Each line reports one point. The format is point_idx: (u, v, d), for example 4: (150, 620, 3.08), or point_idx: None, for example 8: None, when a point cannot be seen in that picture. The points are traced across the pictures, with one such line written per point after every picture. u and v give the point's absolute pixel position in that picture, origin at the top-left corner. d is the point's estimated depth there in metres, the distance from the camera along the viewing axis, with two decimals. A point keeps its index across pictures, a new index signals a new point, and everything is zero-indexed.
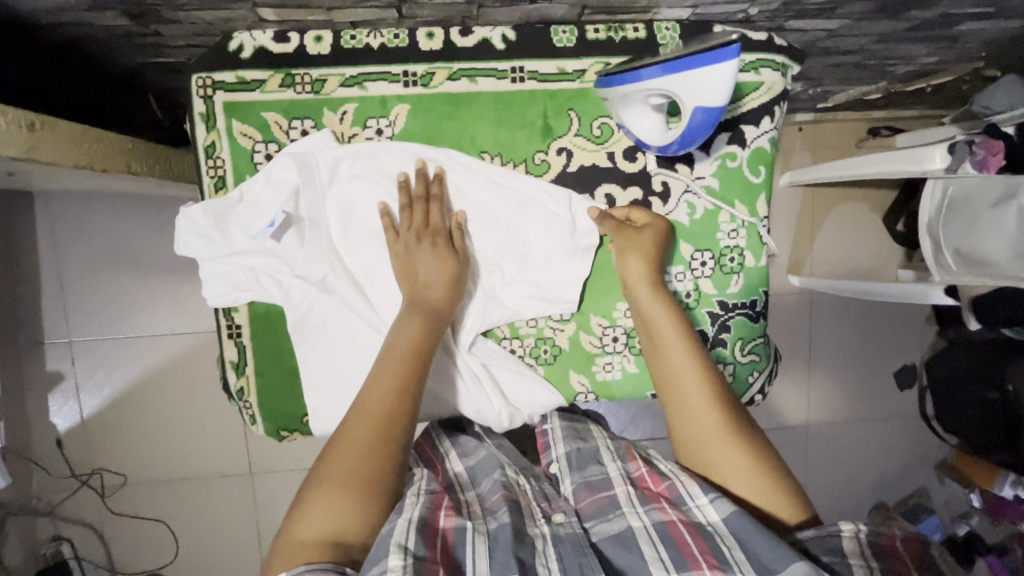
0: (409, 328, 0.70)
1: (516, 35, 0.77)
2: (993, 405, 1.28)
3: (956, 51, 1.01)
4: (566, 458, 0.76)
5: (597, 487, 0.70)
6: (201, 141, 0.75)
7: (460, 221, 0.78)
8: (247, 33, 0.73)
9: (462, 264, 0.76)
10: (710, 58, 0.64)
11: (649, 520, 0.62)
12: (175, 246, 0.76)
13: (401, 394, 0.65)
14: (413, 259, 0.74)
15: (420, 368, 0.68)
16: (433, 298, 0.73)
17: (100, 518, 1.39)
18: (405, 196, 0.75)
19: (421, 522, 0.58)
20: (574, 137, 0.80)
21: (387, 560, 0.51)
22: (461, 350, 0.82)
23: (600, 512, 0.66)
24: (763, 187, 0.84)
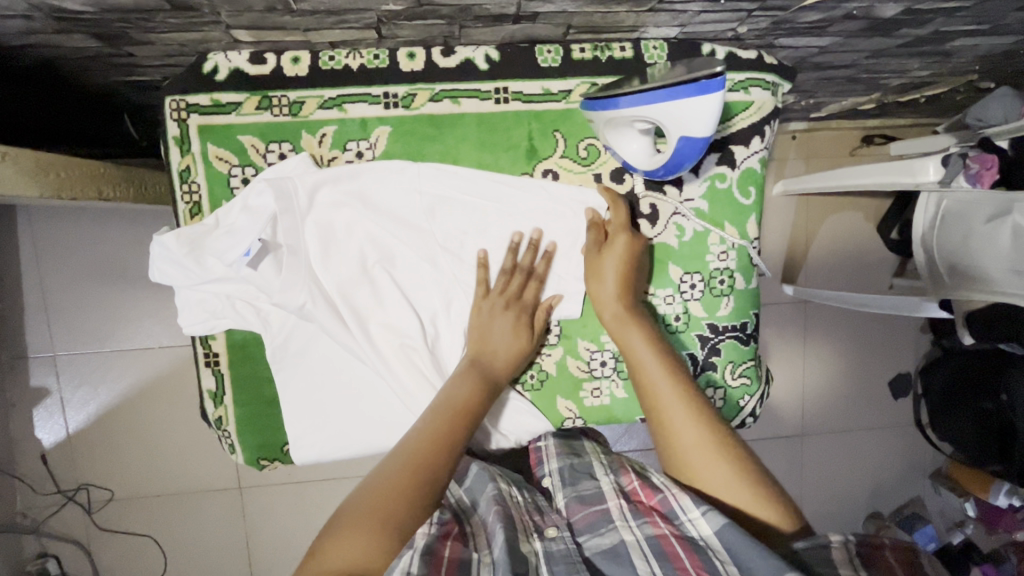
0: (463, 384, 0.70)
1: (499, 55, 0.75)
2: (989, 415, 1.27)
3: (949, 64, 0.99)
4: (558, 473, 0.75)
5: (589, 501, 0.68)
6: (175, 164, 0.73)
7: (551, 305, 0.79)
8: (222, 55, 0.71)
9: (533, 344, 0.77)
10: (694, 91, 0.63)
11: (641, 534, 0.60)
12: (149, 273, 0.73)
13: (444, 448, 0.64)
14: (490, 325, 0.75)
15: (470, 427, 0.67)
16: (495, 368, 0.73)
17: (87, 535, 1.37)
18: (513, 262, 0.77)
19: (427, 549, 0.57)
20: (560, 159, 0.78)
21: None
22: None
23: (591, 526, 0.64)
24: (753, 208, 0.82)
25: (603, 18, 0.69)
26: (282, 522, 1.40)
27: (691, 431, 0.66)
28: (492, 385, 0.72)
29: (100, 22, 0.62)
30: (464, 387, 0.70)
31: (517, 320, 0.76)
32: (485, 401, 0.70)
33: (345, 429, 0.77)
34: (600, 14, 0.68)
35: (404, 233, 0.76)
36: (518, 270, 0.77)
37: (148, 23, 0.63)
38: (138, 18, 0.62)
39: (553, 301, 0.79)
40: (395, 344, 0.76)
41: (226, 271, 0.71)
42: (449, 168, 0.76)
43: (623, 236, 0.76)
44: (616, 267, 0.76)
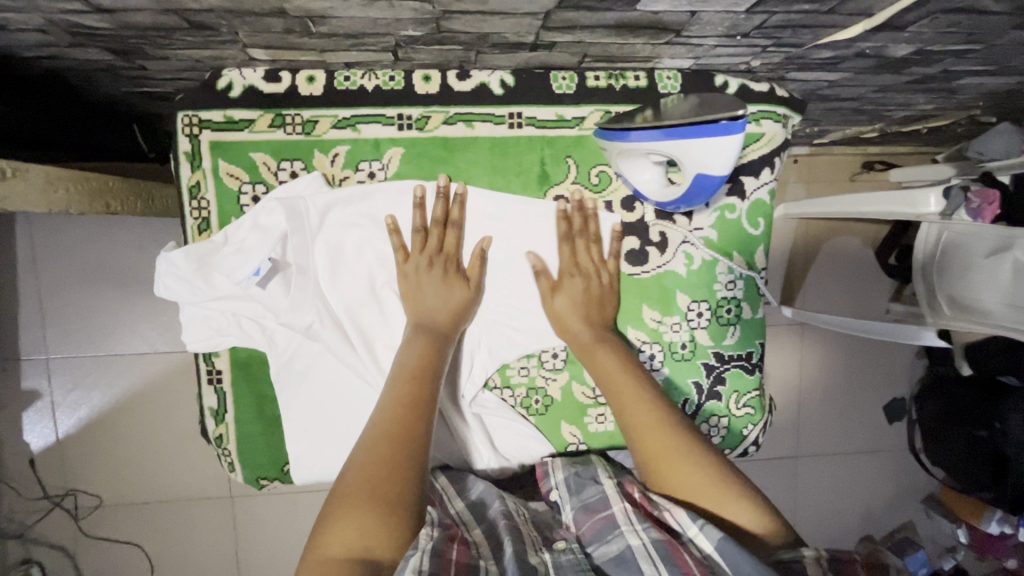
0: (415, 349, 0.71)
1: (514, 80, 0.75)
2: (982, 441, 1.29)
3: (954, 100, 1.01)
4: (564, 483, 0.74)
5: (595, 509, 0.67)
6: (186, 180, 0.72)
7: (483, 248, 0.76)
8: (236, 72, 0.71)
9: (472, 293, 0.75)
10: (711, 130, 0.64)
11: (647, 537, 0.60)
12: (154, 288, 0.72)
13: (414, 408, 0.65)
14: (419, 284, 0.73)
15: (430, 384, 0.68)
16: (439, 324, 0.73)
17: (73, 542, 1.34)
18: (422, 221, 0.73)
19: (434, 551, 0.56)
20: (571, 185, 0.78)
21: None
22: (462, 401, 0.80)
23: (599, 535, 0.63)
24: (761, 239, 0.83)
25: (619, 49, 0.70)
26: (274, 533, 1.38)
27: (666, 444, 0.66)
28: (443, 340, 0.72)
29: (117, 38, 0.62)
30: (418, 347, 0.70)
31: (445, 274, 0.74)
32: (439, 356, 0.71)
33: (348, 450, 0.77)
34: (617, 45, 0.69)
35: None
36: (436, 224, 0.74)
37: (165, 40, 0.63)
38: (155, 35, 0.61)
39: (484, 243, 0.76)
40: None
41: (235, 289, 0.70)
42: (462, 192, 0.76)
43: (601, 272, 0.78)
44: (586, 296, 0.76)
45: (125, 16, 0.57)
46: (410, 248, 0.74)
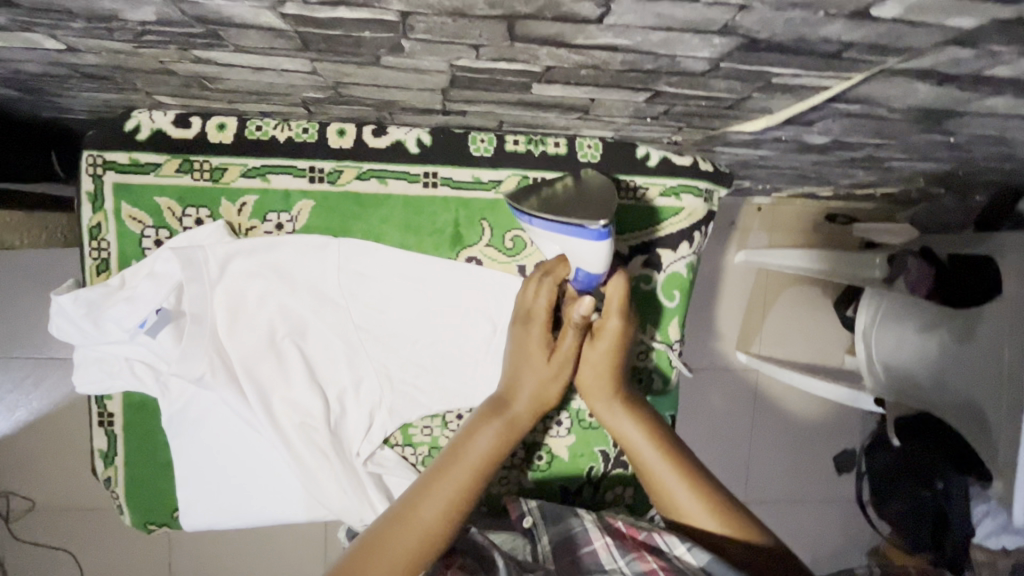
0: (488, 436, 0.66)
1: (431, 140, 0.74)
2: (925, 500, 1.22)
3: (894, 176, 1.00)
4: (539, 511, 0.74)
5: (576, 545, 0.69)
6: (86, 221, 0.71)
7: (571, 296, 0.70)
8: (146, 114, 0.70)
9: (558, 373, 0.69)
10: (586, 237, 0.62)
11: (629, 571, 0.62)
12: (46, 328, 0.71)
13: (455, 505, 0.62)
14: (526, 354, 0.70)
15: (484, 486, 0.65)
16: (518, 411, 0.68)
17: (2, 546, 1.33)
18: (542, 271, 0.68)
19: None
20: (485, 248, 0.77)
21: None
22: (359, 459, 0.76)
23: (583, 569, 0.65)
24: (677, 311, 0.82)
25: (534, 119, 0.69)
26: (206, 550, 1.37)
27: (673, 482, 0.67)
28: (519, 429, 0.68)
29: (14, 79, 0.61)
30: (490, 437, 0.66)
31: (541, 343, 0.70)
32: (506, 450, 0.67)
33: (239, 501, 0.76)
34: (529, 116, 0.68)
35: (317, 307, 0.75)
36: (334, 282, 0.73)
37: (65, 84, 0.62)
38: (52, 80, 0.61)
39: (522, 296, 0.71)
40: (295, 423, 0.74)
41: (123, 336, 0.69)
42: (371, 248, 0.75)
43: (619, 318, 0.70)
44: (608, 344, 0.70)
45: (13, 64, 0.56)
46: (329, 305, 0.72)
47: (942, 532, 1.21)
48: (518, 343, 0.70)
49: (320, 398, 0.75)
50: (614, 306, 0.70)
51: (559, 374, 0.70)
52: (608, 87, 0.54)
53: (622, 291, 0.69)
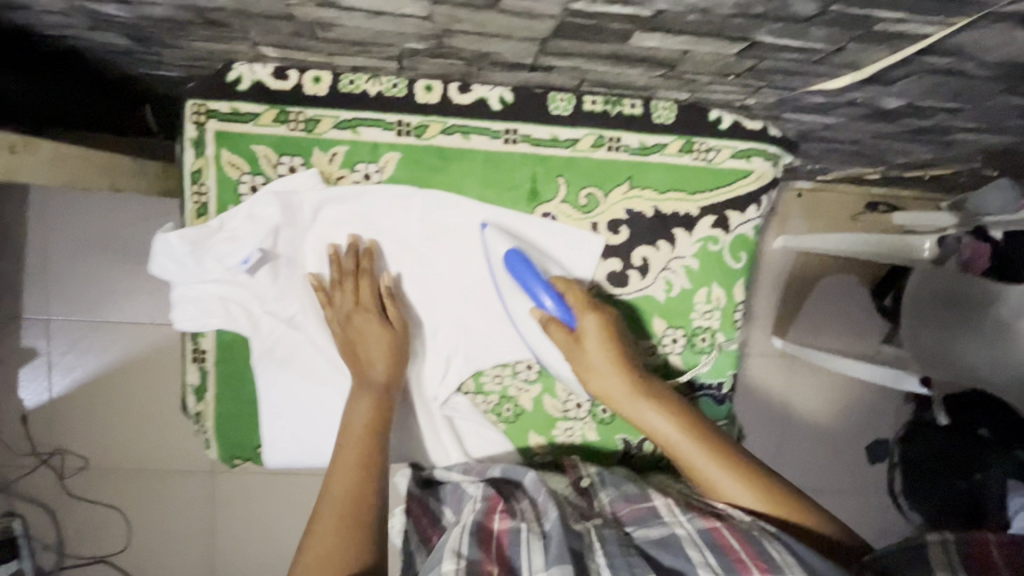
0: (361, 409, 0.74)
1: (513, 98, 0.77)
2: (961, 494, 1.22)
3: (953, 152, 1.01)
4: (598, 474, 0.77)
5: (634, 500, 0.72)
6: (189, 165, 0.75)
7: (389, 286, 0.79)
8: (246, 66, 0.73)
9: (399, 336, 0.78)
10: (518, 259, 0.76)
11: (692, 527, 0.64)
12: (149, 266, 0.75)
13: (362, 470, 0.70)
14: (358, 338, 0.77)
15: (376, 447, 0.73)
16: (376, 379, 0.76)
17: (55, 500, 1.38)
18: (338, 270, 0.76)
19: (475, 526, 0.66)
20: (560, 204, 0.80)
21: (443, 565, 0.61)
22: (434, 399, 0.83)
23: (641, 519, 0.68)
24: (743, 272, 0.84)
25: (616, 77, 0.72)
26: (248, 514, 1.40)
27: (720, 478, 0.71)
28: (388, 394, 0.76)
29: (134, 27, 0.65)
30: (363, 408, 0.74)
31: (370, 322, 0.77)
32: (385, 414, 0.75)
33: (321, 438, 0.80)
34: (614, 73, 0.70)
35: (402, 257, 0.79)
36: (346, 274, 0.77)
37: (181, 33, 0.66)
38: (171, 28, 0.64)
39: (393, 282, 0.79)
40: None
41: (225, 275, 0.74)
42: (454, 200, 0.78)
43: (591, 314, 0.77)
44: (597, 343, 0.76)
45: (144, 8, 0.60)
46: (333, 296, 0.77)
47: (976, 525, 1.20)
48: (350, 335, 0.77)
49: (402, 343, 0.81)
50: (581, 308, 0.77)
51: (381, 346, 0.77)
52: (707, 37, 0.57)
53: (579, 295, 0.78)
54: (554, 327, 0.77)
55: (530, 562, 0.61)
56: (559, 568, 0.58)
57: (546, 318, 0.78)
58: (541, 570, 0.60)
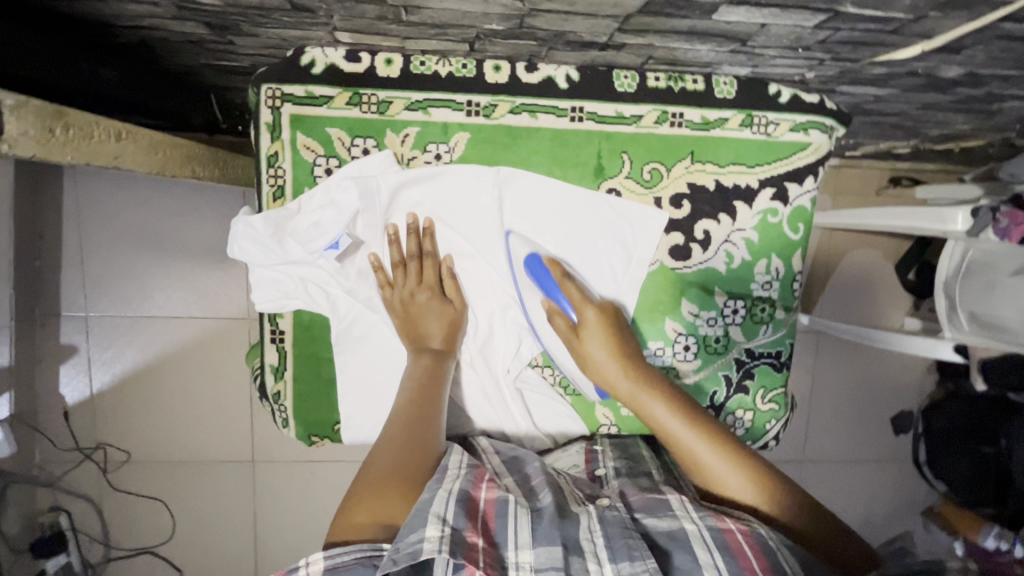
0: (421, 363, 0.78)
1: (579, 76, 0.78)
2: (987, 458, 1.29)
3: (992, 122, 1.03)
4: (614, 468, 0.78)
5: (645, 488, 0.72)
6: (265, 149, 0.76)
7: (448, 265, 0.82)
8: (319, 49, 0.74)
9: (460, 309, 0.83)
10: (537, 264, 0.79)
11: (703, 523, 0.61)
12: (229, 249, 0.78)
13: (422, 403, 0.74)
14: (416, 314, 0.80)
15: (437, 389, 0.76)
16: (438, 346, 0.80)
17: (101, 493, 1.39)
18: (399, 254, 0.80)
19: (462, 495, 0.61)
20: (624, 179, 0.82)
21: (427, 530, 0.54)
22: (505, 374, 0.86)
23: (648, 507, 0.65)
24: (800, 244, 0.87)
25: (684, 54, 0.74)
26: (292, 500, 1.42)
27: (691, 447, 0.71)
28: (445, 359, 0.80)
29: (217, 14, 0.66)
30: (420, 363, 0.78)
31: (431, 299, 0.81)
32: (445, 369, 0.79)
33: None
34: (683, 50, 0.72)
35: (472, 235, 0.82)
36: (410, 256, 0.81)
37: (263, 19, 0.67)
38: (255, 14, 0.65)
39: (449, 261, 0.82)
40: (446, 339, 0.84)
41: (307, 257, 0.76)
42: (525, 177, 0.80)
43: (591, 308, 0.78)
44: (597, 333, 0.77)
45: None
46: (394, 280, 0.81)
47: (1003, 490, 1.27)
48: (405, 308, 0.80)
49: (471, 319, 0.85)
50: (579, 304, 0.78)
51: (437, 315, 0.81)
52: (794, 9, 0.58)
53: (579, 289, 0.79)
54: (556, 319, 0.79)
55: (517, 538, 0.58)
56: (547, 550, 0.56)
57: (551, 308, 0.79)
58: (527, 548, 0.57)
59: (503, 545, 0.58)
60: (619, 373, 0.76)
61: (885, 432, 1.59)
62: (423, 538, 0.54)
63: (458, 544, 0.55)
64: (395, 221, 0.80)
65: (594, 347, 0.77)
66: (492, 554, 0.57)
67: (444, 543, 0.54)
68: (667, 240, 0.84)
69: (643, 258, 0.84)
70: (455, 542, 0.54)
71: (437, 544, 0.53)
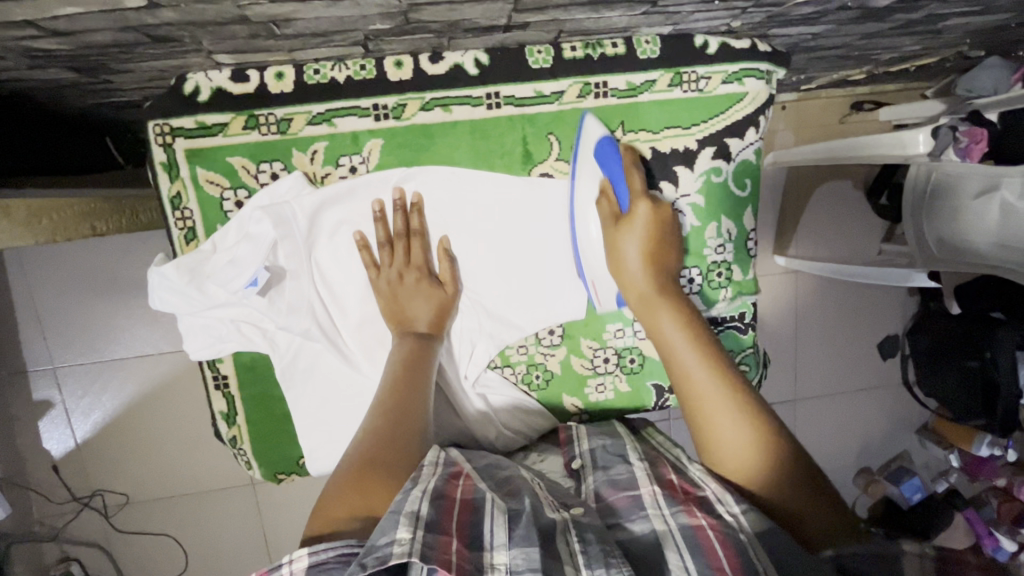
0: (402, 349, 0.75)
1: (489, 59, 0.72)
2: (973, 372, 1.24)
3: (943, 39, 0.98)
4: (590, 454, 0.75)
5: (621, 486, 0.69)
6: (166, 191, 0.71)
7: (443, 246, 0.78)
8: (201, 74, 0.68)
9: (449, 293, 0.78)
10: (608, 146, 0.74)
11: (674, 523, 0.60)
12: (150, 303, 0.74)
13: (410, 393, 0.71)
14: (401, 298, 0.77)
15: (421, 381, 0.72)
16: (424, 330, 0.77)
17: (107, 538, 1.37)
18: (384, 234, 0.75)
19: (438, 494, 0.58)
20: (555, 162, 0.78)
21: (396, 532, 0.51)
22: (467, 381, 0.83)
23: (623, 511, 0.65)
24: (749, 200, 0.83)
25: (595, 22, 0.68)
26: (297, 516, 1.41)
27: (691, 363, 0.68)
28: (431, 343, 0.77)
29: (76, 56, 0.59)
30: (404, 346, 0.75)
31: (418, 281, 0.77)
32: (428, 354, 0.76)
33: None
34: (592, 19, 0.66)
35: None
36: (398, 237, 0.76)
37: (127, 55, 0.60)
38: (115, 52, 0.59)
39: (445, 242, 0.78)
40: None
41: (231, 298, 0.73)
42: (447, 176, 0.76)
43: (645, 203, 0.72)
44: (642, 233, 0.72)
45: (82, 37, 0.54)
46: (381, 262, 0.77)
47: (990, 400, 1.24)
48: (391, 289, 0.77)
49: (464, 299, 0.81)
50: (636, 195, 0.73)
51: (427, 296, 0.77)
52: None
53: (643, 182, 0.74)
54: (606, 200, 0.73)
55: (492, 538, 0.56)
56: (524, 551, 0.54)
57: (603, 186, 0.73)
58: (503, 549, 0.55)
59: (480, 545, 0.55)
60: (644, 277, 0.72)
61: (872, 361, 1.59)
62: (393, 540, 0.51)
63: (429, 548, 0.51)
64: (380, 197, 0.75)
65: (629, 244, 0.71)
66: (469, 554, 0.54)
67: (416, 544, 0.51)
68: None
69: None
70: (426, 543, 0.52)
71: (407, 548, 0.50)
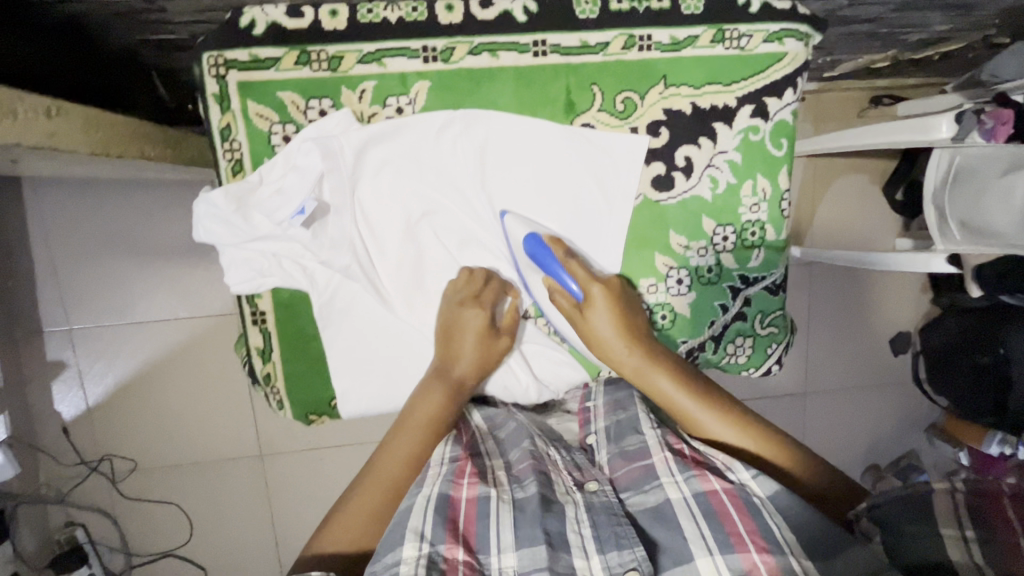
0: (434, 394, 0.74)
1: (537, 7, 0.74)
2: (984, 369, 1.23)
3: (972, 18, 1.00)
4: (604, 431, 0.76)
5: (632, 458, 0.69)
6: (216, 122, 0.72)
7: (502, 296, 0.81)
8: (258, 8, 0.69)
9: (501, 339, 0.79)
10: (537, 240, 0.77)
11: (689, 491, 0.61)
12: (194, 232, 0.75)
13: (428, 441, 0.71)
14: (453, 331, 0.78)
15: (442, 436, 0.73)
16: (463, 376, 0.76)
17: (113, 504, 1.34)
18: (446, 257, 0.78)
19: (442, 498, 0.60)
20: (597, 113, 0.79)
21: (402, 550, 0.54)
22: None
23: (634, 483, 0.66)
24: (784, 160, 0.84)
25: None
26: (305, 488, 1.38)
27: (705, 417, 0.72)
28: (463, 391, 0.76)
29: None
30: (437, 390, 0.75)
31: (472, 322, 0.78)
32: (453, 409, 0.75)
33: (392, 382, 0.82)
34: None
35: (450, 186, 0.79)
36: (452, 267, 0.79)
37: None
38: None
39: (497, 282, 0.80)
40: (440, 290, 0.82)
41: (275, 229, 0.74)
42: (491, 121, 0.77)
43: (596, 284, 0.76)
44: (603, 308, 0.76)
45: None
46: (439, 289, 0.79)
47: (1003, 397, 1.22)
48: (445, 323, 0.78)
49: (500, 246, 0.82)
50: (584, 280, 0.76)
51: (478, 342, 0.78)
52: None
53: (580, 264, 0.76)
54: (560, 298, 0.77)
55: (500, 540, 0.57)
56: (529, 551, 0.56)
57: (552, 286, 0.77)
58: (509, 551, 0.56)
59: (486, 546, 0.57)
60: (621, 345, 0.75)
61: (885, 354, 1.58)
62: (399, 560, 0.53)
63: (435, 562, 0.54)
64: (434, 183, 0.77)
65: (597, 321, 0.76)
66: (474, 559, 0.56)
67: (421, 564, 0.53)
68: (648, 172, 0.81)
69: (621, 185, 0.81)
70: (431, 561, 0.54)
71: (412, 567, 0.52)
